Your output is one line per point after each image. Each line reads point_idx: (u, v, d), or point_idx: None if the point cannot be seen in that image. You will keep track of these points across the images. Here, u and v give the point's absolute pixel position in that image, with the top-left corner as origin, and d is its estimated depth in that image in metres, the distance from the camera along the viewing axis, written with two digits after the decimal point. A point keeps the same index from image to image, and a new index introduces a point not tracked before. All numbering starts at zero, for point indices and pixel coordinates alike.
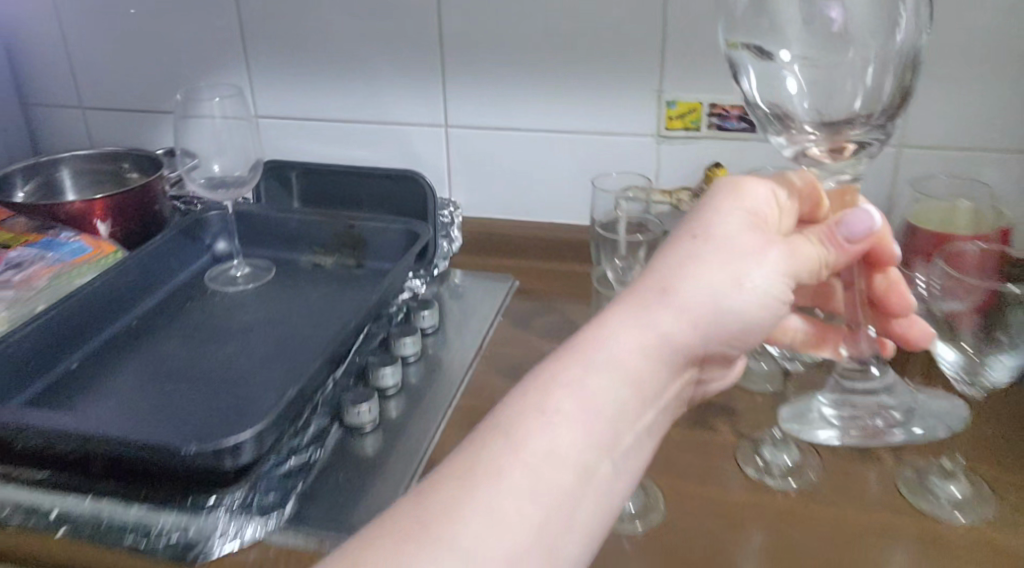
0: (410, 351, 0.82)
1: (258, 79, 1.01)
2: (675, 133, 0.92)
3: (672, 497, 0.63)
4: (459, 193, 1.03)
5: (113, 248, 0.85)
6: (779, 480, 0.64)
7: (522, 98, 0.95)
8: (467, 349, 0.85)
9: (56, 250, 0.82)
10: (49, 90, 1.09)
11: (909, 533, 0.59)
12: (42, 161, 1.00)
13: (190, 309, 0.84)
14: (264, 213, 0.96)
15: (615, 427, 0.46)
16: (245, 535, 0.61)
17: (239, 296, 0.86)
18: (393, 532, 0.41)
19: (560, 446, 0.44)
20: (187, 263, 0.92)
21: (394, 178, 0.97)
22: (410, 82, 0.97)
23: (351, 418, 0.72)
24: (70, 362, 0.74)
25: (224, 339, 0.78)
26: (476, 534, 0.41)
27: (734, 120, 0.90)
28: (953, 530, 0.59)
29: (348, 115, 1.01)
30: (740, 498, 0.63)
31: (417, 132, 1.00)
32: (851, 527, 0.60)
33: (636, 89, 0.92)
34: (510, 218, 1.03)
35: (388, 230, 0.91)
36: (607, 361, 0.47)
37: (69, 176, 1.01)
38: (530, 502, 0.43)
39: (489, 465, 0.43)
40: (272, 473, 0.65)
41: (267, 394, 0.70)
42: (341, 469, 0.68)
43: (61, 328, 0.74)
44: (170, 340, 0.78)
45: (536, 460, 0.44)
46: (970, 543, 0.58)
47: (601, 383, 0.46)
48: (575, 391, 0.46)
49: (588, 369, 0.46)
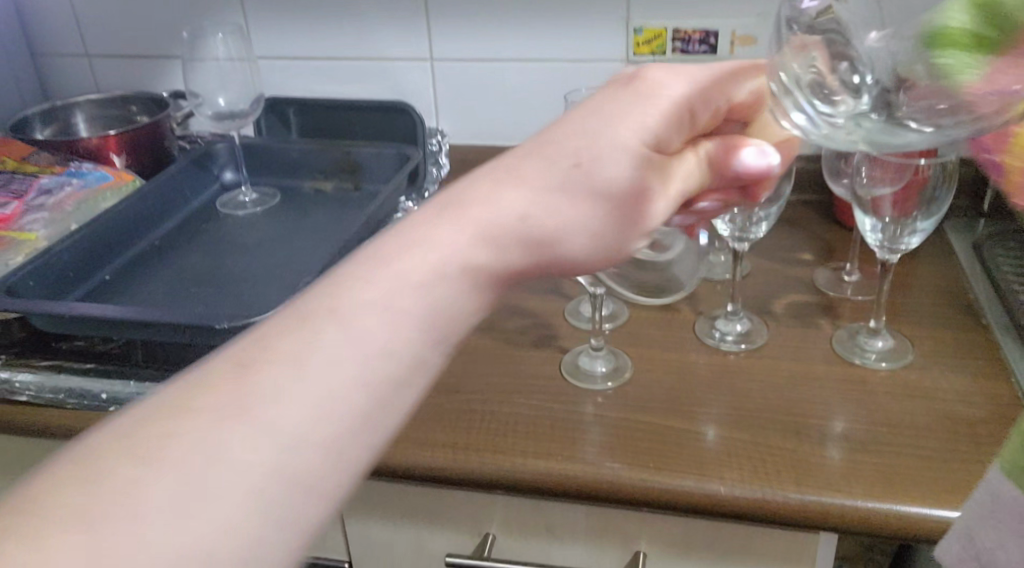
0: None
1: (254, 21, 1.09)
2: (641, 57, 1.00)
3: (639, 361, 0.75)
4: (447, 122, 1.11)
5: (133, 179, 0.93)
6: (732, 344, 0.76)
7: (500, 30, 1.03)
8: None
9: (82, 179, 0.90)
10: (55, 38, 1.15)
11: (838, 380, 0.70)
12: (56, 105, 1.07)
13: (207, 231, 0.93)
14: (265, 145, 1.03)
15: (429, 323, 0.43)
16: None
17: (248, 219, 0.94)
18: (135, 438, 0.36)
19: (352, 336, 0.40)
20: (200, 191, 1.00)
21: (390, 111, 1.08)
22: (395, 19, 1.05)
23: None
24: (105, 276, 0.83)
25: (240, 252, 0.88)
26: (228, 447, 0.36)
27: (694, 44, 0.97)
28: (876, 375, 0.71)
29: (340, 52, 1.09)
30: (699, 361, 0.74)
31: (405, 65, 1.08)
32: (789, 376, 0.71)
33: (605, 17, 0.99)
34: (494, 143, 1.12)
35: (383, 155, 1.00)
36: (429, 243, 0.43)
37: (83, 120, 1.09)
38: (318, 393, 0.39)
39: (273, 350, 0.39)
40: None
41: (282, 290, 0.80)
42: None
43: (94, 244, 0.83)
44: (192, 254, 0.87)
45: (328, 346, 0.40)
46: (888, 387, 0.69)
47: (407, 264, 0.43)
48: (389, 266, 0.43)
49: (411, 243, 0.43)
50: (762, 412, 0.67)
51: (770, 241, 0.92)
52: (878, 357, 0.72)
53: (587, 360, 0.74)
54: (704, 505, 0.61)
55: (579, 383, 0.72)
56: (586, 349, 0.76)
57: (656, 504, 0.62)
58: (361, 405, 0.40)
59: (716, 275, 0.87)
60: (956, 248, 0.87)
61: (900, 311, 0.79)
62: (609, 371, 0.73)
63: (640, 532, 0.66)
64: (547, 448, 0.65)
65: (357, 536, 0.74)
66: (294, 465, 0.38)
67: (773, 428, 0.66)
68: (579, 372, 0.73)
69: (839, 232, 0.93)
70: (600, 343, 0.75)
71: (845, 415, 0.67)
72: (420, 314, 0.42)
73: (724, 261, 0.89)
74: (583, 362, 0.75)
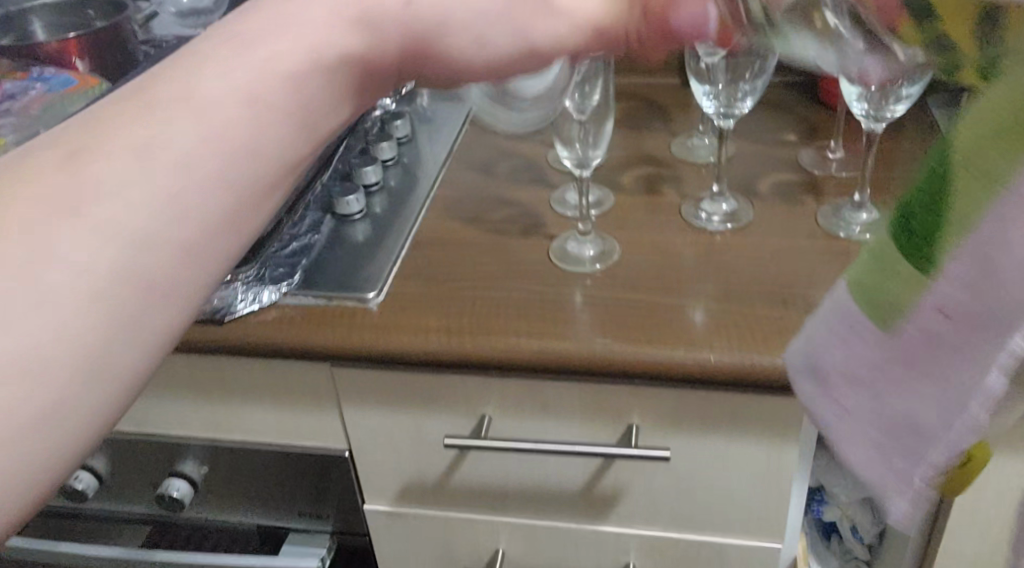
0: (385, 154, 0.90)
1: None
2: None
3: (626, 244, 0.75)
4: None
5: (98, 82, 0.89)
6: (718, 224, 0.76)
7: None
8: (442, 149, 0.93)
9: (46, 83, 0.87)
10: None
11: (823, 254, 0.71)
12: (11, 10, 1.02)
13: None
14: None
15: (271, 143, 0.39)
16: (262, 300, 0.70)
17: None
18: None
19: (174, 149, 0.37)
20: None
21: None
22: None
23: (343, 209, 0.81)
24: None
25: None
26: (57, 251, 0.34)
27: None
28: (861, 245, 0.72)
29: None
30: (685, 242, 0.75)
31: None
32: (775, 252, 0.72)
33: None
34: None
35: None
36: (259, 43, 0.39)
37: (41, 24, 1.05)
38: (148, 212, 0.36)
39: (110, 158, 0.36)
40: (280, 251, 0.75)
41: None
42: (340, 248, 0.77)
43: None
44: None
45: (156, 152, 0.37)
46: None
47: (237, 60, 0.39)
48: (216, 65, 0.38)
49: (233, 50, 0.39)
50: (749, 286, 0.69)
51: (753, 124, 0.91)
52: (862, 231, 0.73)
53: (575, 246, 0.74)
54: (695, 373, 0.62)
55: (567, 268, 0.73)
56: (574, 236, 0.76)
57: (649, 374, 0.64)
58: (196, 212, 0.37)
59: (701, 159, 0.87)
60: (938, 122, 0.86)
61: (883, 185, 0.79)
62: (597, 254, 0.74)
63: (633, 406, 0.68)
64: (541, 327, 0.66)
65: (355, 426, 0.75)
66: (125, 279, 0.35)
67: (759, 302, 0.67)
68: (567, 258, 0.74)
69: (822, 113, 0.92)
70: (587, 229, 0.75)
71: (830, 286, 0.68)
72: (262, 116, 0.39)
73: (708, 145, 0.88)
74: (571, 248, 0.75)
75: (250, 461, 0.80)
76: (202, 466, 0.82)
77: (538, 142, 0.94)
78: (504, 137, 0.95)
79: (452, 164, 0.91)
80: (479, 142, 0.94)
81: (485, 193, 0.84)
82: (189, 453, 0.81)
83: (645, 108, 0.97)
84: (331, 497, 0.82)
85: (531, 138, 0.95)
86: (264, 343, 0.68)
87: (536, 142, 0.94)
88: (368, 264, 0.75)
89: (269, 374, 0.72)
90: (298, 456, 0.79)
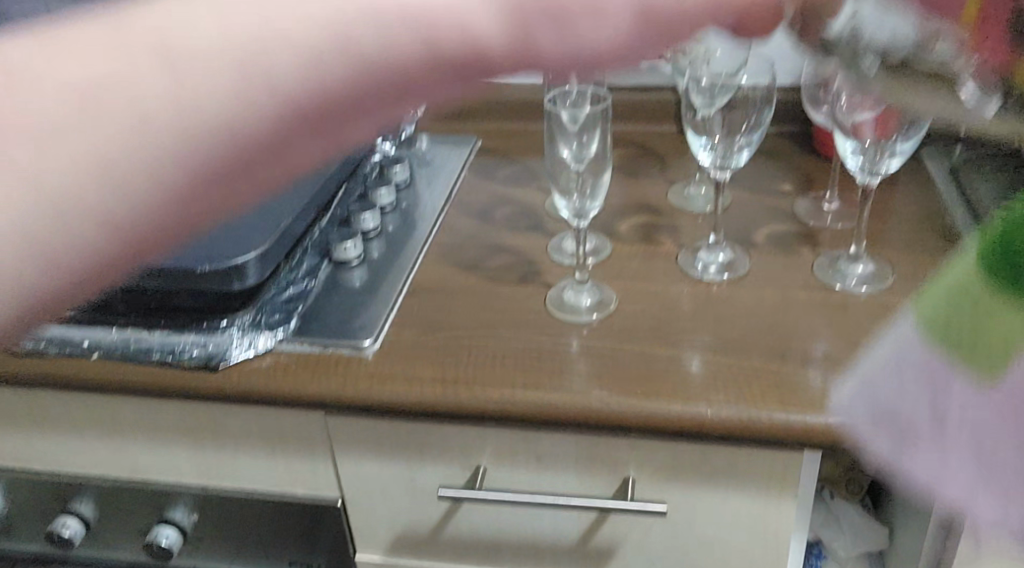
0: (384, 200, 0.90)
1: None
2: None
3: (623, 294, 0.75)
4: None
5: None
6: (715, 275, 0.76)
7: None
8: (440, 195, 0.94)
9: None
10: None
11: (819, 306, 0.71)
12: None
13: None
14: None
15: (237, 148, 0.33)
16: (258, 347, 0.70)
17: None
18: None
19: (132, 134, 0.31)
20: None
21: None
22: None
23: (340, 254, 0.81)
24: None
25: None
26: None
27: None
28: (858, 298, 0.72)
29: None
30: (682, 292, 0.75)
31: None
32: (771, 303, 0.72)
33: None
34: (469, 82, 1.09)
35: None
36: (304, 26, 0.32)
37: None
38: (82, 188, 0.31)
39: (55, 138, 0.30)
40: (276, 298, 0.76)
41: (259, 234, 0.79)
42: (336, 294, 0.77)
43: None
44: None
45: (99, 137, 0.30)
46: (869, 310, 0.70)
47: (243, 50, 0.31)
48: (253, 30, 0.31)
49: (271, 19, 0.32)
50: (745, 339, 0.68)
51: (749, 174, 0.92)
52: (858, 283, 0.73)
53: (572, 294, 0.74)
54: (691, 427, 0.62)
55: (563, 317, 0.72)
56: (572, 284, 0.76)
57: (647, 429, 0.63)
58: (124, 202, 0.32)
59: (697, 209, 0.87)
60: (932, 174, 0.88)
61: (879, 236, 0.80)
62: (593, 303, 0.73)
63: (629, 458, 0.67)
64: (537, 379, 0.66)
65: (349, 475, 0.74)
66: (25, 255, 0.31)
67: (756, 355, 0.67)
68: (563, 307, 0.73)
69: (817, 163, 0.93)
70: (584, 276, 0.75)
71: (827, 338, 0.68)
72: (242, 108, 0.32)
73: (706, 194, 0.89)
74: (568, 296, 0.75)
75: (240, 508, 0.79)
76: (192, 513, 0.81)
77: (535, 190, 0.94)
78: (501, 184, 0.95)
79: (450, 210, 0.91)
80: (476, 189, 0.95)
81: (483, 239, 0.85)
82: (179, 501, 0.80)
83: (642, 157, 0.97)
84: (322, 545, 0.81)
85: (529, 185, 0.95)
86: (260, 391, 0.67)
87: (533, 190, 0.94)
88: (364, 311, 0.75)
89: (262, 423, 0.72)
90: (289, 503, 0.78)
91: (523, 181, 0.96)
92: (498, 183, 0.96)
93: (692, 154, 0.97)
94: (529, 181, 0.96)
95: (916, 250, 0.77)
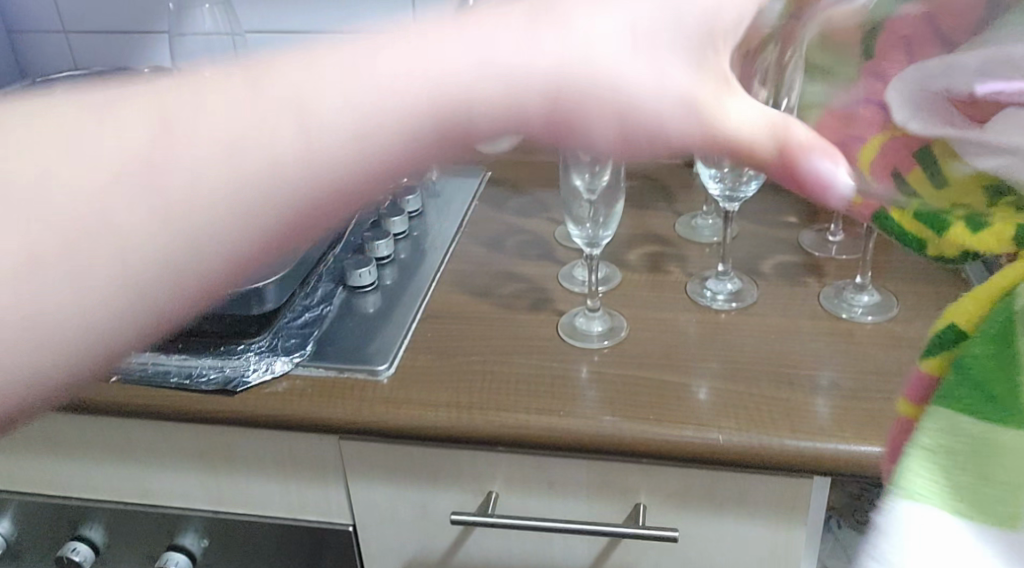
0: (397, 229, 0.92)
1: None
2: None
3: (634, 322, 0.76)
4: None
5: None
6: (724, 304, 0.77)
7: None
8: (452, 223, 0.95)
9: None
10: (32, 14, 1.13)
11: (827, 334, 0.73)
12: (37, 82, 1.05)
13: None
14: None
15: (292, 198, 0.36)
16: (274, 371, 0.71)
17: None
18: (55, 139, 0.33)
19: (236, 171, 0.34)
20: None
21: None
22: None
23: (354, 280, 0.82)
24: None
25: None
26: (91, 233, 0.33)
27: None
28: (864, 327, 0.73)
29: (325, 26, 1.08)
30: (691, 320, 0.76)
31: None
32: (779, 331, 0.74)
33: None
34: None
35: None
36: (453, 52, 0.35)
37: None
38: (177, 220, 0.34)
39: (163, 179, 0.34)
40: (292, 322, 0.77)
41: None
42: (350, 320, 0.78)
43: None
44: None
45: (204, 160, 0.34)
46: (875, 339, 0.72)
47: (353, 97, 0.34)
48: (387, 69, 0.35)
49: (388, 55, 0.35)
50: (754, 366, 0.70)
51: (755, 206, 0.94)
52: (864, 312, 0.75)
53: (583, 321, 0.76)
54: (704, 454, 0.63)
55: (575, 344, 0.74)
56: (584, 312, 0.77)
57: (661, 455, 0.64)
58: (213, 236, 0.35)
59: (705, 239, 0.89)
60: None
61: (884, 267, 0.81)
62: (604, 330, 0.75)
63: (640, 484, 0.68)
64: (550, 405, 0.67)
65: (360, 500, 0.75)
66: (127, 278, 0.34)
67: (766, 382, 0.68)
68: (574, 334, 0.75)
69: None
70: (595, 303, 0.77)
71: (835, 365, 0.69)
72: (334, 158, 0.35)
73: (713, 225, 0.90)
74: (580, 323, 0.76)
75: (251, 533, 0.80)
76: (202, 539, 0.82)
77: (546, 220, 0.96)
78: (511, 213, 0.97)
79: (462, 239, 0.93)
80: (487, 217, 0.97)
81: (495, 267, 0.86)
82: (189, 525, 0.81)
83: (650, 189, 0.99)
84: None
85: (539, 214, 0.97)
86: (277, 415, 0.68)
87: (544, 219, 0.96)
88: (379, 336, 0.76)
89: (276, 446, 0.72)
90: (299, 528, 0.78)
91: (532, 210, 0.98)
92: (510, 212, 0.97)
93: (698, 185, 0.99)
94: (539, 210, 0.98)
95: (921, 280, 0.79)
